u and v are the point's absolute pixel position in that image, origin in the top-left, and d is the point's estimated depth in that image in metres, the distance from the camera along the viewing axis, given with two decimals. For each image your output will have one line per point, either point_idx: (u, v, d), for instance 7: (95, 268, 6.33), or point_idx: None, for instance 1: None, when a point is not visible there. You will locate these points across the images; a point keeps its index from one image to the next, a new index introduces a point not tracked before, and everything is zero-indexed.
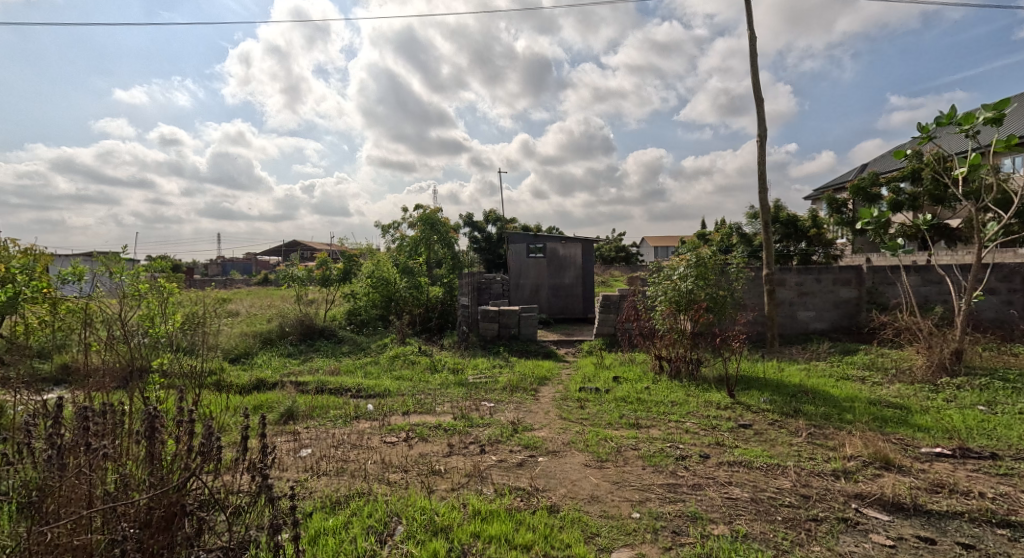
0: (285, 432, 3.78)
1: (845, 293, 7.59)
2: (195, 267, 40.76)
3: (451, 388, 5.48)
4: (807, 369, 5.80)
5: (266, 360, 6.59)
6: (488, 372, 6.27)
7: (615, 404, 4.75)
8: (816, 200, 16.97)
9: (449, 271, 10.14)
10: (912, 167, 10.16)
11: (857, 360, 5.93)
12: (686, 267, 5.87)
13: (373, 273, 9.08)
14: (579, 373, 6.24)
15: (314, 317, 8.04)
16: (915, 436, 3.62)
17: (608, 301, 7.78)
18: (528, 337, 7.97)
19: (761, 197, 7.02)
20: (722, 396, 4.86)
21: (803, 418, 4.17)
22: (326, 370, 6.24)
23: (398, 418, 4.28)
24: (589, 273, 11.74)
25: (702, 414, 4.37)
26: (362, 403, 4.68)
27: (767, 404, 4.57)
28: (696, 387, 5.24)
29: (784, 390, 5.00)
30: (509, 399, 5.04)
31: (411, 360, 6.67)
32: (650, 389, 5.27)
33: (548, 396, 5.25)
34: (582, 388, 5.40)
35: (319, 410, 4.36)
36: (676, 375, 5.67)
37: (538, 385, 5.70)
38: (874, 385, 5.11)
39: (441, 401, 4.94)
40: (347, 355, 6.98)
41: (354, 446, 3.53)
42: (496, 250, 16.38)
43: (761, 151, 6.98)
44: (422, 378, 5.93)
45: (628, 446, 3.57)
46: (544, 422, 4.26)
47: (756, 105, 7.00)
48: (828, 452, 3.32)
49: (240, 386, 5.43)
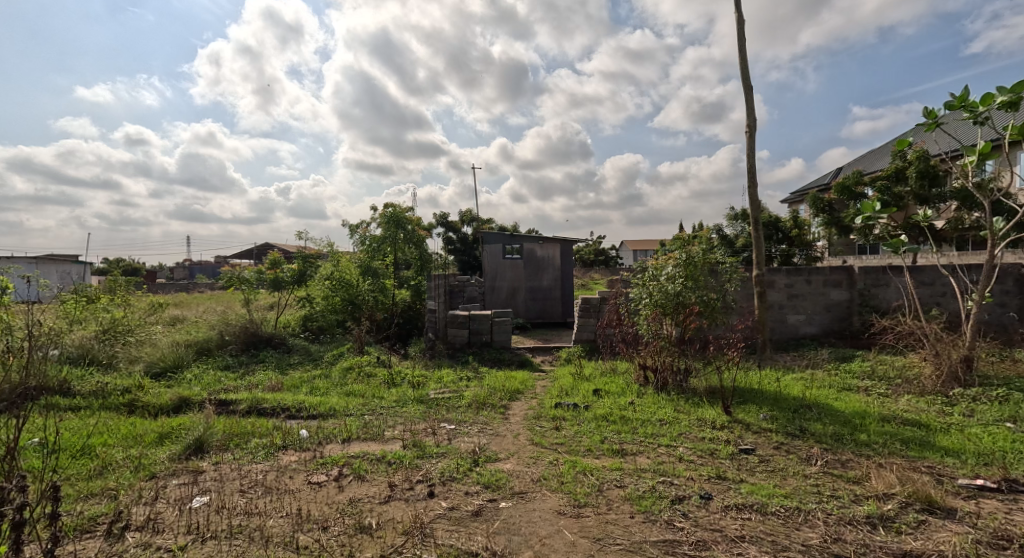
0: (187, 471, 3.03)
1: (836, 295, 7.15)
2: (158, 271, 39.25)
3: (408, 406, 4.75)
4: (804, 379, 5.28)
5: (197, 374, 5.74)
6: (453, 385, 5.56)
7: (595, 424, 4.11)
8: (798, 201, 16.78)
9: (416, 272, 9.40)
10: (897, 166, 9.86)
11: (857, 369, 5.43)
12: (674, 266, 5.28)
13: (332, 275, 8.27)
14: (555, 386, 5.59)
15: (261, 324, 7.19)
16: (948, 465, 3.07)
17: (588, 304, 7.17)
18: (501, 345, 7.29)
19: (751, 192, 6.51)
20: (716, 412, 4.26)
21: (812, 439, 3.61)
22: (265, 386, 5.42)
23: (335, 448, 3.54)
24: (568, 275, 11.16)
25: (695, 436, 3.77)
26: (296, 429, 3.92)
27: (769, 422, 4.00)
28: (686, 402, 4.65)
29: (784, 404, 4.44)
30: (474, 420, 4.34)
31: (366, 373, 5.90)
32: (635, 405, 4.65)
33: (519, 414, 4.57)
34: (558, 404, 4.73)
35: (238, 439, 3.59)
36: (662, 387, 5.08)
37: (508, 401, 5.01)
38: (880, 397, 4.61)
39: (393, 423, 4.23)
40: (294, 367, 6.18)
41: (268, 490, 2.78)
42: (472, 252, 15.66)
43: (750, 143, 6.48)
44: (375, 395, 5.17)
45: (611, 483, 2.94)
46: (512, 450, 3.58)
47: (746, 92, 6.47)
48: (853, 488, 2.73)
49: (157, 409, 4.62)
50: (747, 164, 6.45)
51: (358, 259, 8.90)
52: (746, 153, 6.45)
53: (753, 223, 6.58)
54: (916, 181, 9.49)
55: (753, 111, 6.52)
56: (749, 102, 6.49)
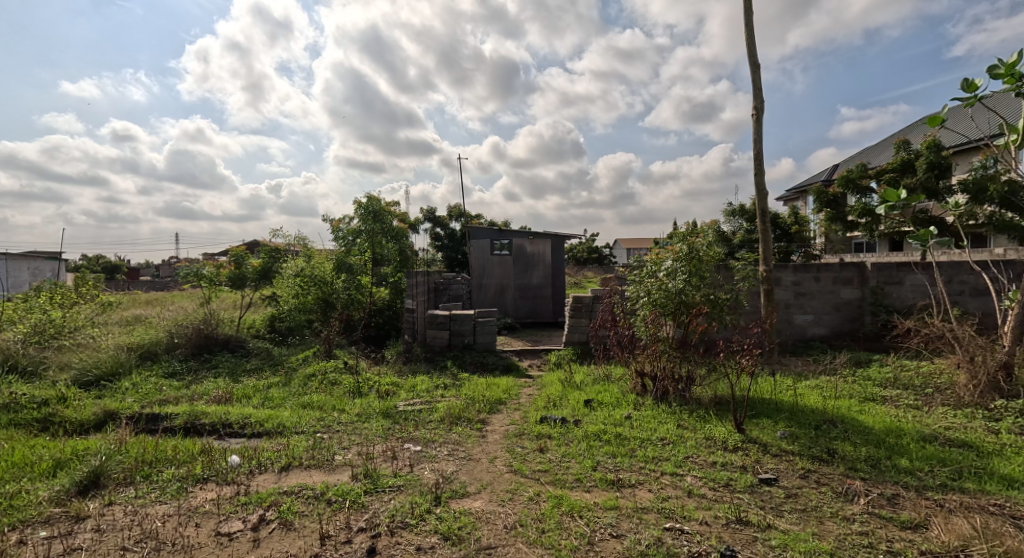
0: (64, 518, 2.39)
1: (846, 294, 6.60)
2: (139, 269, 38.19)
3: (370, 421, 4.12)
4: (820, 388, 4.71)
5: (136, 383, 5.08)
6: (427, 395, 4.93)
7: (586, 444, 3.50)
8: (797, 197, 16.31)
9: (396, 269, 8.69)
10: (904, 158, 9.33)
11: (879, 377, 4.86)
12: (675, 261, 4.64)
13: (303, 271, 7.60)
14: (542, 395, 4.98)
15: (218, 325, 6.48)
16: (1019, 503, 2.49)
17: (580, 303, 6.58)
18: (484, 347, 6.65)
19: (757, 181, 5.92)
20: (726, 428, 3.66)
21: (844, 464, 3.02)
22: (210, 397, 4.75)
23: (268, 479, 2.88)
24: (559, 273, 10.57)
25: (705, 461, 3.17)
26: (228, 454, 3.27)
27: (788, 441, 3.41)
28: (691, 416, 4.07)
29: (803, 419, 3.86)
30: (444, 439, 3.72)
31: (330, 382, 5.25)
32: (632, 419, 4.06)
33: (499, 430, 3.95)
34: (543, 419, 4.10)
35: (147, 469, 2.93)
36: (662, 397, 4.59)
37: (487, 413, 4.40)
38: (910, 409, 4.04)
39: (349, 443, 3.61)
40: (249, 375, 5.51)
41: (158, 548, 2.15)
42: (460, 249, 15.02)
43: (757, 127, 5.89)
44: (336, 407, 4.51)
45: (605, 531, 2.34)
46: (485, 481, 2.96)
47: (753, 71, 5.86)
48: (913, 543, 2.15)
49: (71, 428, 3.93)
50: (754, 149, 5.85)
51: (332, 255, 8.24)
52: (753, 137, 5.85)
53: (760, 215, 5.98)
54: (923, 172, 8.92)
55: (760, 92, 5.92)
56: (756, 81, 5.88)
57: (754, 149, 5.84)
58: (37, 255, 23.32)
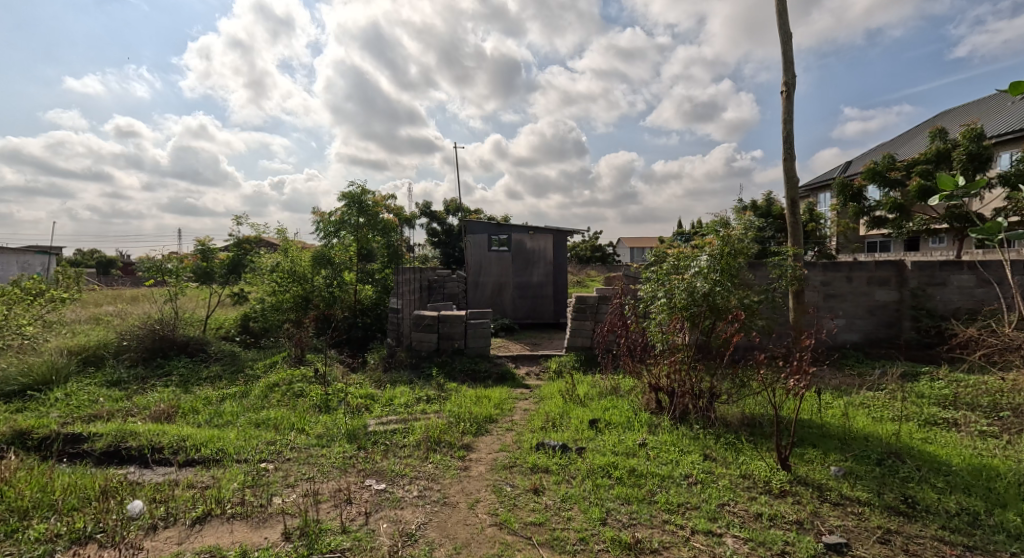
0: None
1: (882, 296, 5.87)
2: None
3: (333, 446, 3.42)
4: (868, 408, 3.98)
5: (69, 393, 4.40)
6: (404, 411, 4.21)
7: (592, 484, 2.79)
8: (811, 194, 15.52)
9: (384, 264, 7.86)
10: (940, 148, 8.53)
11: (937, 395, 4.12)
12: (705, 256, 3.91)
13: (279, 267, 6.92)
14: (541, 411, 4.25)
15: (176, 326, 5.76)
16: None
17: (583, 304, 5.87)
18: (476, 353, 5.94)
19: (787, 168, 5.18)
20: (768, 463, 2.95)
21: (931, 521, 2.31)
22: (149, 412, 4.05)
23: (170, 540, 2.20)
24: (561, 270, 9.84)
25: (745, 512, 2.46)
26: (133, 495, 2.59)
27: (850, 484, 2.69)
28: (721, 444, 3.36)
29: (859, 450, 3.13)
30: (417, 472, 3.02)
31: (296, 393, 4.55)
32: (648, 447, 3.34)
33: (487, 460, 3.24)
34: (539, 445, 3.38)
35: (8, 524, 2.24)
36: (682, 417, 3.87)
37: (473, 435, 3.70)
38: (986, 439, 3.32)
39: (297, 477, 2.90)
40: (205, 384, 4.82)
41: None
42: (457, 245, 14.29)
43: (788, 105, 5.14)
44: (295, 426, 3.80)
45: None
46: (460, 543, 2.26)
47: (784, 42, 5.09)
48: None
49: None
50: (784, 131, 5.11)
51: (313, 249, 7.54)
52: (783, 119, 5.10)
53: (788, 206, 5.23)
54: (960, 164, 8.15)
55: (792, 66, 5.17)
56: (787, 53, 5.13)
57: (784, 131, 5.09)
58: (27, 249, 22.73)
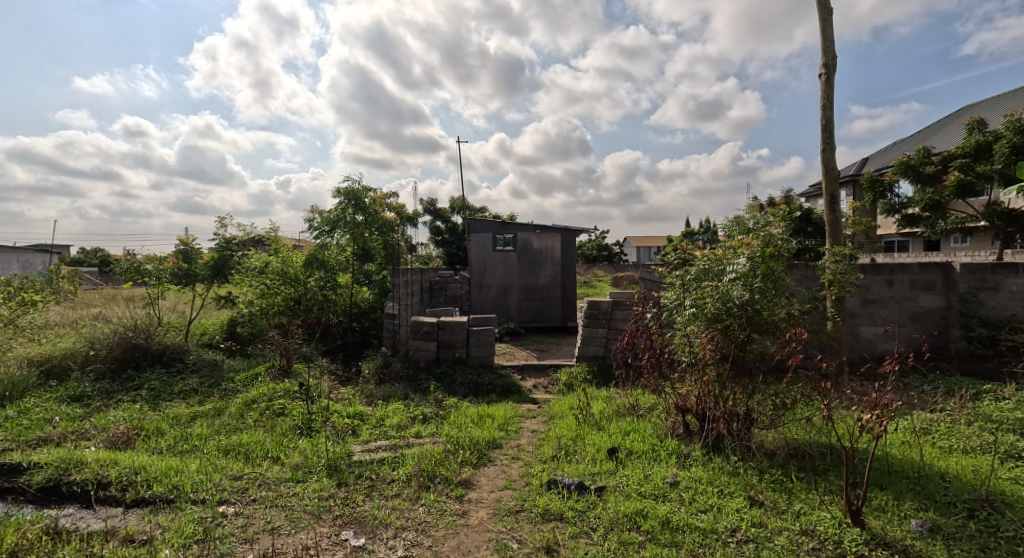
0: None
1: (926, 301, 5.30)
2: None
3: (310, 482, 2.92)
4: (933, 436, 3.42)
5: (22, 412, 3.92)
6: (396, 434, 3.70)
7: (619, 542, 2.27)
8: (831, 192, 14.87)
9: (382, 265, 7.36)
10: (979, 140, 7.91)
11: (1011, 419, 3.55)
12: (744, 258, 3.36)
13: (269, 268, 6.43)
14: (551, 434, 3.72)
15: (152, 333, 5.26)
16: None
17: (597, 310, 5.33)
18: (478, 362, 5.42)
19: (826, 159, 4.60)
20: (833, 513, 2.41)
21: None
22: (106, 436, 3.55)
23: None
24: (569, 271, 9.28)
25: None
26: None
27: (942, 547, 2.15)
28: (769, 483, 2.82)
29: (942, 495, 2.58)
30: (402, 521, 2.49)
31: (276, 411, 4.05)
32: (682, 485, 2.81)
33: (490, 502, 2.72)
34: (552, 483, 2.86)
35: None
36: (716, 445, 3.32)
37: (473, 466, 3.18)
38: None
39: (257, 528, 2.40)
40: (176, 400, 4.31)
41: None
42: (461, 244, 13.79)
43: (828, 88, 4.57)
44: (269, 455, 3.30)
45: None
46: None
47: (823, 17, 4.52)
48: None
49: None
50: (824, 118, 4.53)
51: (304, 249, 7.04)
52: (823, 104, 4.53)
53: (828, 203, 4.65)
54: (1002, 157, 7.53)
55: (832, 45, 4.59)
56: (827, 30, 4.54)
57: (823, 118, 4.52)
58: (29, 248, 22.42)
